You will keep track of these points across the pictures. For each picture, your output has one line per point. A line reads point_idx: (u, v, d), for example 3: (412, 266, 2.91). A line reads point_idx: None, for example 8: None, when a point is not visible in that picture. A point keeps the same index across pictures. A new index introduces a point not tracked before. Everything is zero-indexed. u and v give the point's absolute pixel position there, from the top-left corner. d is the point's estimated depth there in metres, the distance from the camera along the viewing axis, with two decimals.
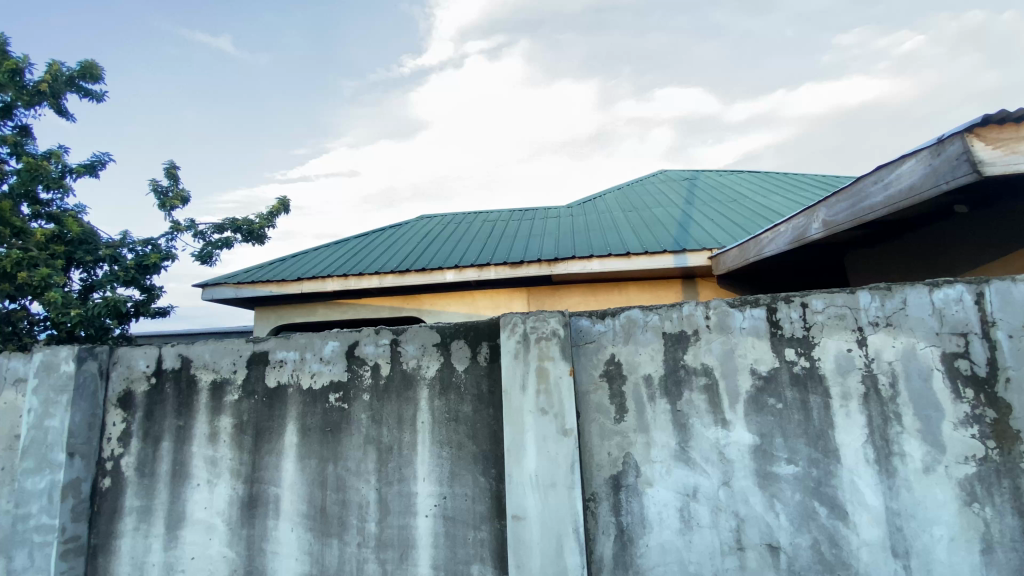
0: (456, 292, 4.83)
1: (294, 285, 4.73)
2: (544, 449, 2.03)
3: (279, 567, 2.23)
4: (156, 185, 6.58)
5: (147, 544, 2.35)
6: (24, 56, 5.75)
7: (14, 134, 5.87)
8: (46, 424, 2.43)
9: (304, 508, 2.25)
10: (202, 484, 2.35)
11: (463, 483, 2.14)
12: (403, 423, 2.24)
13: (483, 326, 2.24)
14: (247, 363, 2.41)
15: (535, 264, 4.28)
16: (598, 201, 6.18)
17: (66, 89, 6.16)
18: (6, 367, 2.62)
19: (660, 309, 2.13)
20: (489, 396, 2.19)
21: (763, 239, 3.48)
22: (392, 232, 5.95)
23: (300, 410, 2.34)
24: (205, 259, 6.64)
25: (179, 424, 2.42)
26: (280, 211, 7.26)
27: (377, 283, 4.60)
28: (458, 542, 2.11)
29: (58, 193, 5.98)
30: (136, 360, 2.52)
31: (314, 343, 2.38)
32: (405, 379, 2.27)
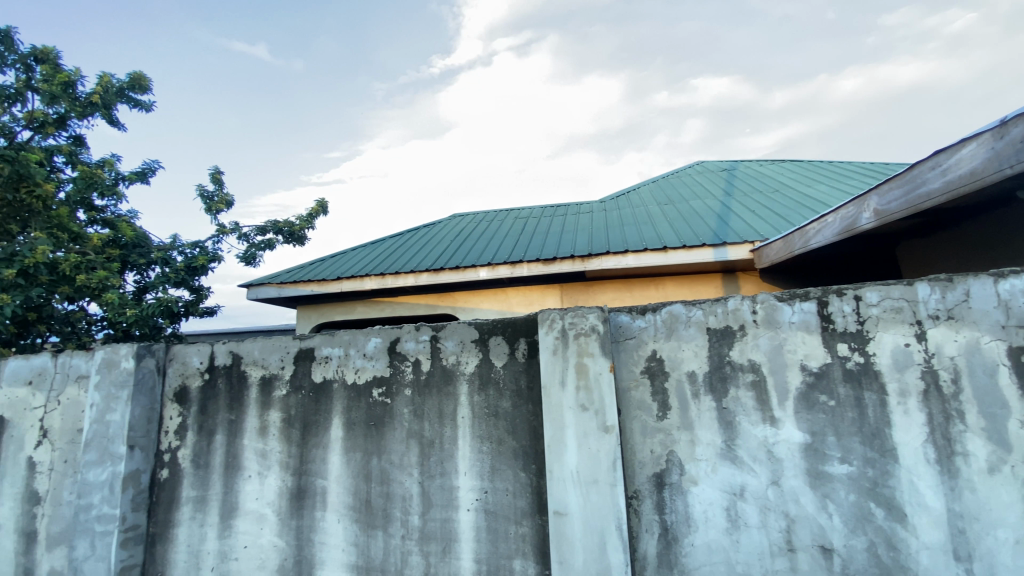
0: (489, 290, 4.85)
1: (333, 284, 4.85)
2: (585, 446, 2.01)
3: (327, 557, 2.29)
4: (202, 190, 6.85)
5: (203, 533, 2.46)
6: (77, 70, 6.08)
7: (70, 144, 6.21)
8: (108, 418, 2.56)
9: (349, 500, 2.31)
10: (253, 475, 2.44)
11: (503, 478, 2.15)
12: (443, 418, 2.26)
13: (521, 322, 2.24)
14: (294, 359, 2.49)
15: (569, 260, 4.25)
16: (632, 194, 6.09)
17: (116, 100, 6.50)
18: (70, 364, 2.78)
19: (704, 304, 2.08)
20: (528, 392, 2.18)
21: (809, 230, 3.35)
22: (426, 230, 6.03)
23: (345, 405, 2.40)
24: (249, 260, 6.90)
25: (231, 418, 2.52)
26: (319, 213, 7.47)
27: (412, 281, 4.66)
28: (500, 537, 2.12)
29: (112, 200, 6.32)
30: (190, 357, 2.64)
31: (357, 340, 2.43)
32: (444, 375, 2.29)
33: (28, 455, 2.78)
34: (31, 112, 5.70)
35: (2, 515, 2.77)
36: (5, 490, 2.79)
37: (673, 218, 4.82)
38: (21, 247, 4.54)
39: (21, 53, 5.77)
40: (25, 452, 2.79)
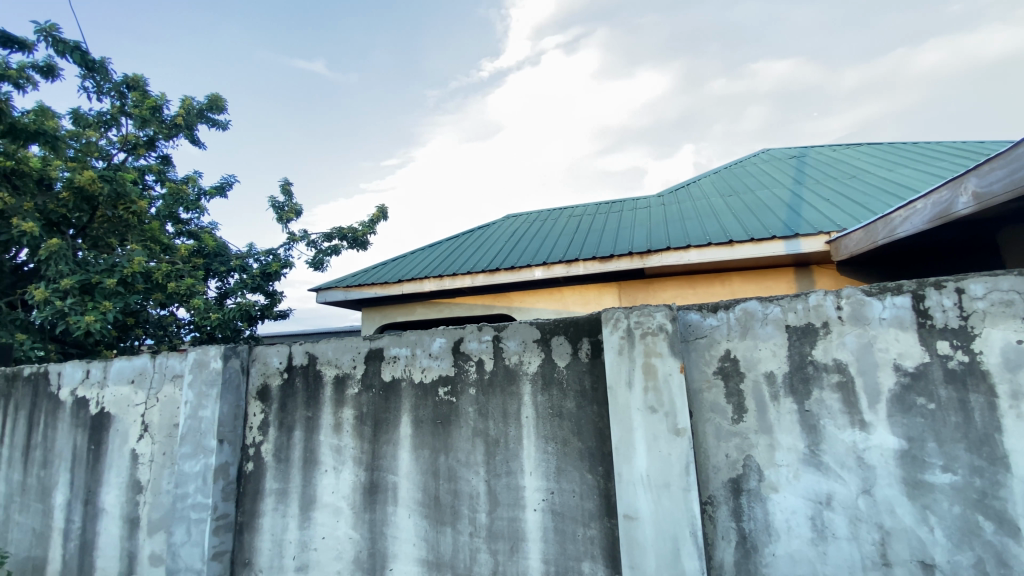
0: (545, 289, 4.83)
1: (394, 286, 5.02)
2: (655, 449, 1.95)
3: (398, 552, 2.37)
4: (274, 201, 7.32)
5: (285, 523, 2.61)
6: (162, 95, 6.65)
7: (158, 163, 6.80)
8: (200, 414, 2.78)
9: (419, 496, 2.37)
10: (329, 470, 2.56)
11: (570, 479, 2.13)
12: (508, 417, 2.27)
13: (583, 321, 2.21)
14: (364, 359, 2.59)
15: (627, 257, 4.16)
16: (692, 187, 5.88)
17: (197, 121, 7.07)
18: (167, 364, 3.05)
19: (782, 300, 1.97)
20: (593, 392, 2.15)
21: (895, 218, 3.09)
22: (481, 232, 6.10)
23: (412, 404, 2.46)
24: (317, 265, 7.27)
25: (308, 415, 2.66)
26: (380, 218, 7.77)
27: (469, 282, 4.73)
28: (568, 538, 2.10)
29: (195, 213, 6.88)
30: (271, 357, 2.81)
31: (423, 340, 2.50)
32: (507, 374, 2.30)
33: (132, 447, 3.07)
34: (125, 136, 6.28)
35: (111, 501, 3.07)
36: (113, 478, 3.09)
37: (739, 211, 4.59)
38: (120, 259, 5.06)
39: (116, 83, 6.39)
40: (130, 444, 3.08)
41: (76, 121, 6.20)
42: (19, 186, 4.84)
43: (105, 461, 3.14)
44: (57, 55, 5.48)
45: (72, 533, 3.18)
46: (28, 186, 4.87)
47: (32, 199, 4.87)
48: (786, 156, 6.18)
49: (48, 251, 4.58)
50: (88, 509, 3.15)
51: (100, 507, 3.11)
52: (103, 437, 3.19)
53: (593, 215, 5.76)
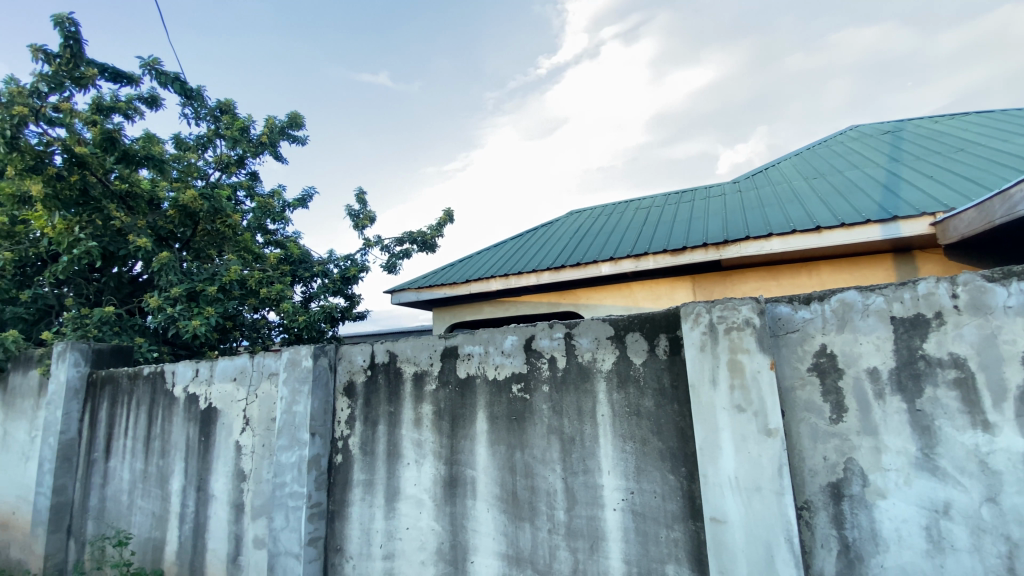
0: (612, 285, 4.74)
1: (462, 287, 5.14)
2: (743, 449, 1.85)
3: (478, 545, 2.42)
4: (350, 209, 7.74)
5: (372, 513, 2.75)
6: (249, 116, 7.22)
7: (248, 179, 7.40)
8: (294, 409, 2.99)
9: (497, 491, 2.41)
10: (411, 463, 2.67)
11: (650, 480, 2.08)
12: (583, 415, 2.26)
13: (660, 317, 2.14)
14: (440, 357, 2.67)
15: (702, 249, 3.99)
16: (769, 172, 5.53)
17: (279, 138, 7.61)
18: (263, 363, 3.31)
19: (885, 289, 1.80)
20: (672, 391, 2.08)
21: (1015, 194, 2.67)
22: (545, 229, 6.09)
23: (488, 400, 2.51)
24: (390, 268, 7.60)
25: (390, 410, 2.79)
26: (447, 221, 7.98)
27: (535, 280, 4.74)
28: (650, 540, 2.05)
29: (281, 224, 7.42)
30: (355, 356, 2.99)
31: (495, 338, 2.54)
32: (581, 372, 2.28)
33: (236, 439, 3.36)
34: (220, 156, 6.88)
35: (219, 488, 3.39)
36: (221, 467, 3.41)
37: (824, 195, 4.26)
38: (219, 269, 5.57)
39: (210, 109, 7.03)
40: (234, 436, 3.38)
41: (178, 146, 6.89)
42: (134, 207, 5.38)
43: (214, 451, 3.47)
44: (159, 86, 6.10)
45: (187, 516, 3.54)
46: (140, 207, 5.43)
47: (145, 218, 5.45)
48: (877, 132, 5.65)
49: (160, 263, 5.12)
50: (200, 495, 3.49)
51: (210, 493, 3.44)
52: (211, 429, 3.52)
53: (660, 207, 5.57)
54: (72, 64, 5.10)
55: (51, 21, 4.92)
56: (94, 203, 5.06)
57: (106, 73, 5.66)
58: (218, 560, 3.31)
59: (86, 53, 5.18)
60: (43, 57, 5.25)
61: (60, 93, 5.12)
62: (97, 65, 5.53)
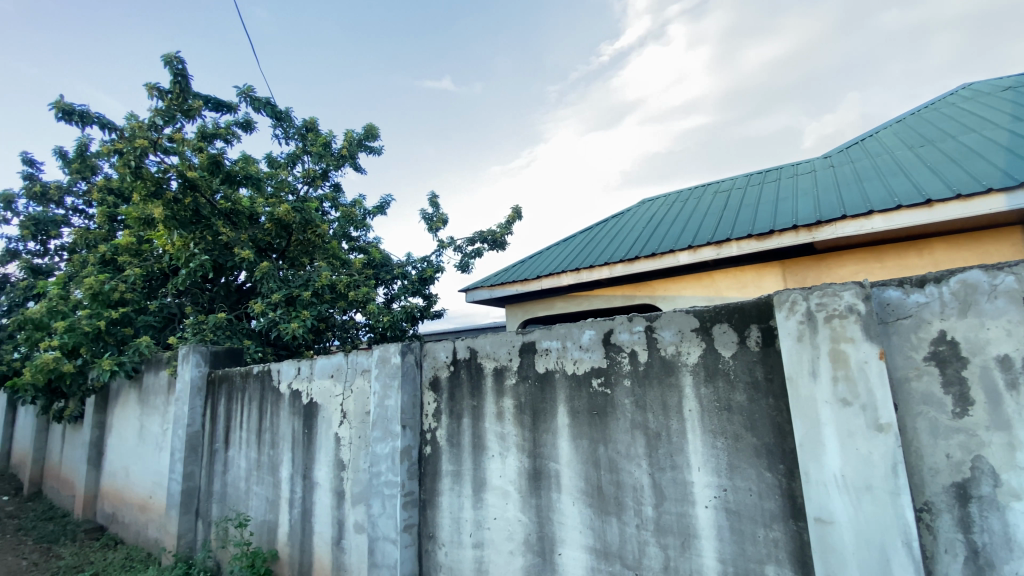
0: (691, 275, 4.55)
1: (534, 283, 5.19)
2: (850, 446, 1.72)
3: (565, 538, 2.44)
4: (424, 213, 8.06)
5: (460, 502, 2.87)
6: (330, 132, 7.72)
7: (332, 191, 7.92)
8: (386, 402, 3.19)
9: (582, 485, 2.42)
10: (496, 455, 2.75)
11: (744, 477, 1.99)
12: (668, 410, 2.21)
13: (749, 306, 2.04)
14: (519, 352, 2.73)
15: (791, 232, 3.74)
16: (865, 143, 5.05)
17: (358, 150, 8.07)
18: (356, 361, 3.56)
19: (1018, 266, 1.60)
20: (766, 383, 1.98)
21: None
22: (616, 220, 5.98)
23: (568, 394, 2.52)
24: (464, 267, 7.82)
25: (473, 404, 2.89)
26: (516, 219, 8.07)
27: (607, 273, 4.67)
28: (746, 539, 1.97)
29: (363, 231, 7.89)
30: (439, 352, 3.13)
31: (573, 333, 2.54)
32: (665, 365, 2.23)
33: (335, 431, 3.64)
34: (307, 171, 7.43)
35: (322, 476, 3.68)
36: (323, 457, 3.70)
37: (932, 164, 3.83)
38: (311, 275, 6.04)
39: (298, 128, 7.61)
40: (333, 428, 3.65)
41: (271, 164, 7.53)
42: (237, 222, 5.98)
43: (316, 443, 3.78)
44: (254, 111, 6.70)
45: (296, 501, 3.88)
46: (242, 222, 5.99)
47: (246, 232, 6.01)
48: (998, 88, 4.96)
49: (262, 272, 5.64)
50: (306, 482, 3.82)
51: (315, 480, 3.75)
52: (313, 423, 3.83)
53: (740, 189, 5.26)
54: (182, 98, 5.73)
55: (162, 61, 5.56)
56: (205, 222, 5.64)
57: (209, 104, 6.29)
58: (324, 542, 3.60)
59: (192, 87, 5.81)
60: (157, 94, 5.94)
61: (173, 125, 5.76)
62: (202, 97, 6.17)
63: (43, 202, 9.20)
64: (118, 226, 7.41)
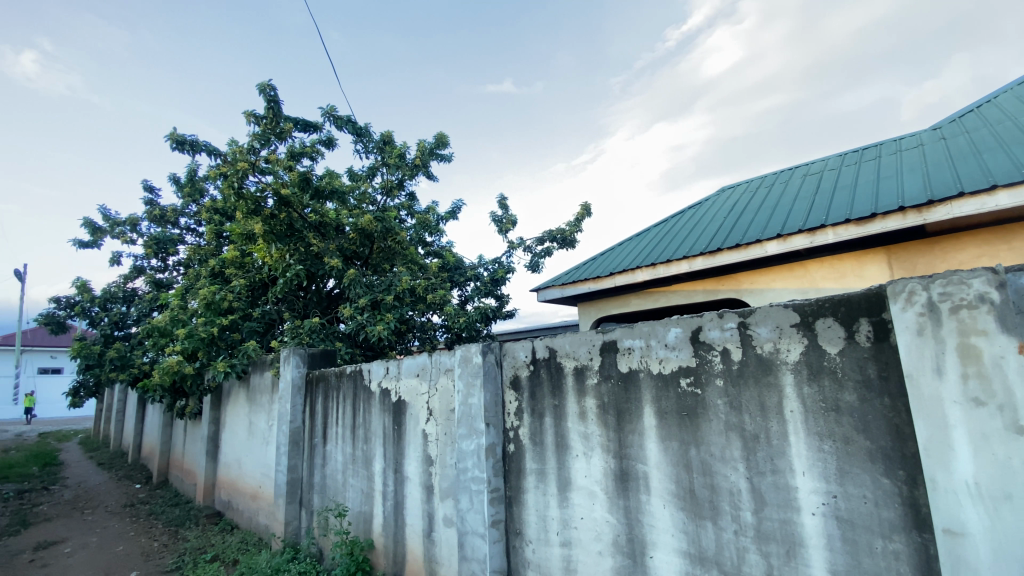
0: (781, 266, 4.27)
1: (607, 280, 5.10)
2: (985, 451, 1.53)
3: (657, 541, 2.39)
4: (494, 215, 8.20)
5: (546, 501, 2.89)
6: (404, 143, 8.08)
7: (407, 199, 8.28)
8: (470, 400, 3.29)
9: (673, 488, 2.35)
10: (580, 455, 2.75)
11: (857, 483, 1.85)
12: (767, 411, 2.09)
13: (858, 299, 1.89)
14: (600, 351, 2.70)
15: (898, 214, 3.39)
16: (983, 109, 4.47)
17: (430, 159, 8.38)
18: (440, 361, 3.70)
19: None
20: (881, 382, 1.82)
21: None
22: (692, 211, 5.74)
23: (655, 394, 2.46)
24: (534, 267, 7.87)
25: (555, 403, 2.90)
26: (585, 216, 7.99)
27: (686, 267, 4.50)
28: (862, 550, 1.82)
29: (436, 236, 8.18)
30: (518, 352, 3.18)
31: (657, 331, 2.47)
32: (761, 364, 2.12)
33: (422, 427, 3.81)
34: (384, 182, 7.83)
35: (412, 471, 3.87)
36: (412, 453, 3.89)
37: None
38: (393, 280, 6.36)
39: (375, 142, 8.05)
40: (421, 425, 3.83)
41: (352, 178, 8.01)
42: (326, 233, 6.41)
43: (405, 439, 3.98)
44: (337, 129, 7.16)
45: (388, 494, 4.11)
46: (330, 233, 6.43)
47: (334, 242, 6.44)
48: None
49: (349, 279, 6.04)
50: (397, 476, 4.03)
51: (405, 475, 3.95)
52: (402, 420, 4.04)
53: (832, 171, 4.84)
54: (275, 122, 6.24)
55: (257, 90, 6.09)
56: (298, 234, 6.08)
57: (298, 125, 6.81)
58: (416, 534, 3.78)
59: (283, 111, 6.31)
60: (254, 120, 6.52)
61: (268, 147, 6.33)
62: (291, 120, 6.70)
63: (162, 223, 10.42)
64: (223, 241, 8.22)
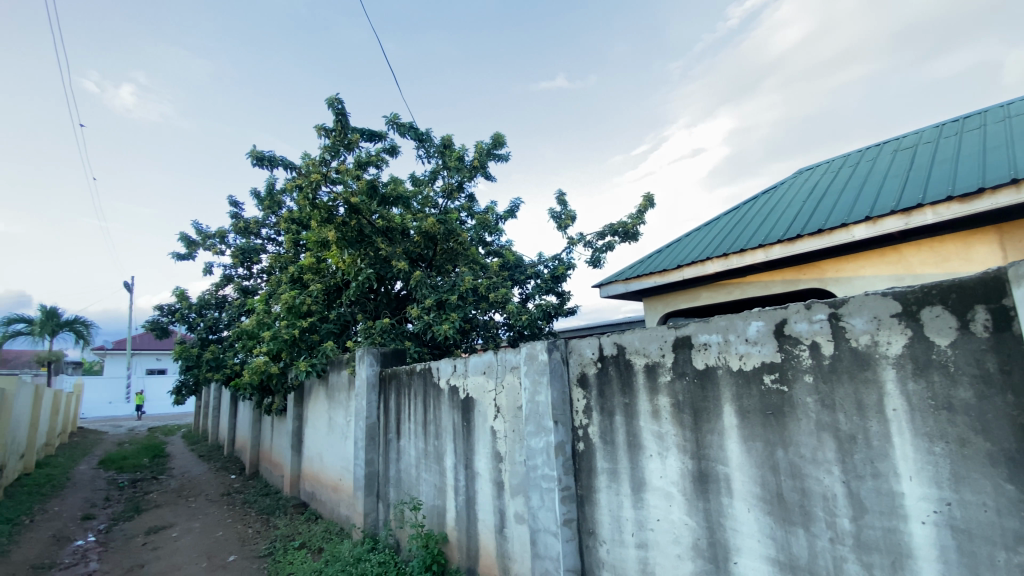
0: (871, 252, 3.92)
1: (675, 273, 4.91)
2: None
3: (741, 547, 2.27)
4: (553, 212, 8.15)
5: (619, 501, 2.84)
6: (462, 145, 8.22)
7: (467, 201, 8.42)
8: (537, 398, 3.29)
9: (759, 491, 2.22)
10: (654, 455, 2.67)
11: (977, 489, 1.65)
12: (864, 410, 1.92)
13: (972, 284, 1.69)
14: (672, 347, 2.60)
15: (1011, 188, 3.02)
16: None
17: (488, 159, 8.47)
18: (505, 358, 3.73)
19: None
20: (1002, 377, 1.62)
21: None
22: (766, 197, 5.40)
23: (735, 393, 2.33)
24: (596, 262, 7.74)
25: (625, 401, 2.83)
26: (648, 207, 7.75)
27: (762, 256, 4.24)
28: (982, 564, 1.63)
29: (496, 235, 8.26)
30: (584, 349, 3.13)
31: (735, 325, 2.35)
32: (857, 359, 1.95)
33: (491, 424, 3.86)
34: (445, 185, 8.02)
35: (482, 467, 3.94)
36: (481, 449, 3.95)
37: None
38: (457, 280, 6.51)
39: (436, 146, 8.25)
40: (489, 422, 3.88)
41: (415, 183, 8.26)
42: (392, 237, 6.66)
43: (475, 435, 4.05)
44: (400, 136, 7.42)
45: (460, 489, 4.20)
46: (397, 237, 6.69)
47: (400, 246, 6.69)
48: None
49: (415, 280, 6.24)
50: (468, 471, 4.11)
51: (476, 470, 4.02)
52: (470, 416, 4.11)
53: (928, 145, 4.39)
54: (343, 134, 6.58)
55: (327, 104, 6.43)
56: (368, 240, 6.39)
57: (364, 135, 7.13)
58: (488, 530, 3.84)
59: (350, 123, 6.63)
60: (325, 133, 6.89)
61: (338, 158, 6.66)
62: (358, 131, 7.02)
63: (247, 235, 11.28)
64: (301, 249, 8.76)
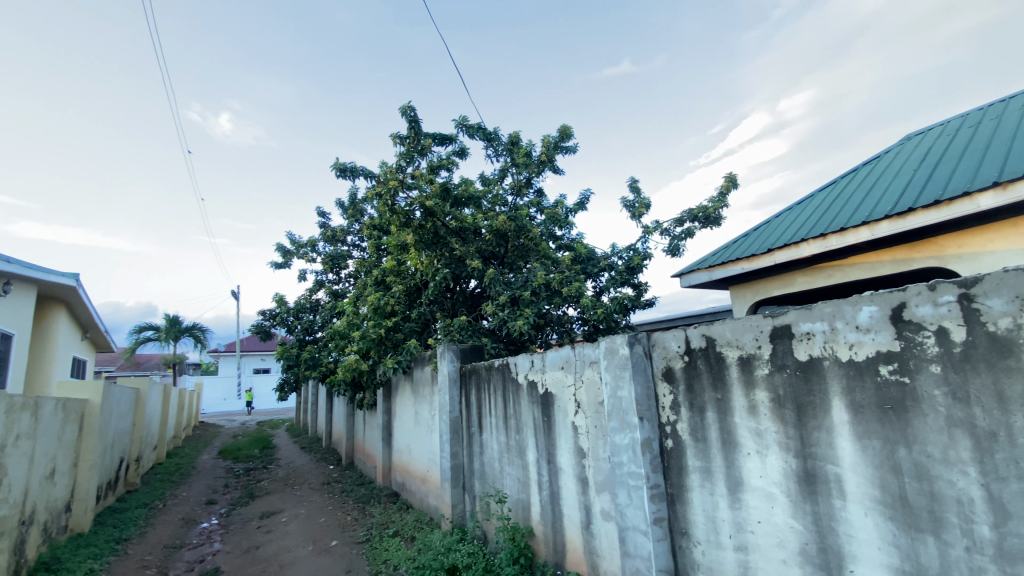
0: (1003, 223, 3.40)
1: (764, 258, 4.59)
2: None
3: (858, 553, 2.07)
4: (626, 201, 7.93)
5: (714, 501, 2.70)
6: (529, 141, 8.22)
7: (536, 196, 8.42)
8: (620, 393, 3.22)
9: (877, 493, 2.02)
10: (752, 453, 2.51)
11: None
12: (1007, 404, 1.68)
13: None
14: (769, 338, 2.43)
15: None
16: None
17: (555, 153, 8.40)
18: (584, 353, 3.68)
19: None
20: None
21: None
22: (868, 168, 4.87)
23: (845, 386, 2.13)
24: (674, 250, 7.43)
25: (717, 396, 2.69)
26: (730, 188, 7.30)
27: (866, 234, 3.84)
28: None
29: (567, 229, 8.19)
30: (669, 342, 3.01)
31: (843, 311, 2.14)
32: (996, 345, 1.70)
33: (572, 420, 3.83)
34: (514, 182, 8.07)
35: (565, 462, 3.92)
36: (563, 444, 3.94)
37: None
38: (530, 276, 6.55)
39: (504, 144, 8.32)
40: (570, 417, 3.86)
41: (485, 182, 8.39)
42: (466, 237, 6.82)
43: (556, 431, 4.04)
44: (469, 137, 7.57)
45: (544, 484, 4.22)
46: (469, 236, 6.84)
47: (473, 245, 6.84)
48: None
49: (489, 278, 6.35)
50: (551, 466, 4.12)
51: (558, 465, 4.02)
52: (551, 411, 4.11)
53: None
54: (416, 140, 6.84)
55: (400, 113, 6.71)
56: (443, 241, 6.60)
57: (436, 140, 7.36)
58: (574, 525, 3.83)
59: (423, 129, 6.87)
60: (399, 141, 7.20)
61: (413, 164, 6.93)
62: (430, 136, 7.26)
63: (334, 242, 12.09)
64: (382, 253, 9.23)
